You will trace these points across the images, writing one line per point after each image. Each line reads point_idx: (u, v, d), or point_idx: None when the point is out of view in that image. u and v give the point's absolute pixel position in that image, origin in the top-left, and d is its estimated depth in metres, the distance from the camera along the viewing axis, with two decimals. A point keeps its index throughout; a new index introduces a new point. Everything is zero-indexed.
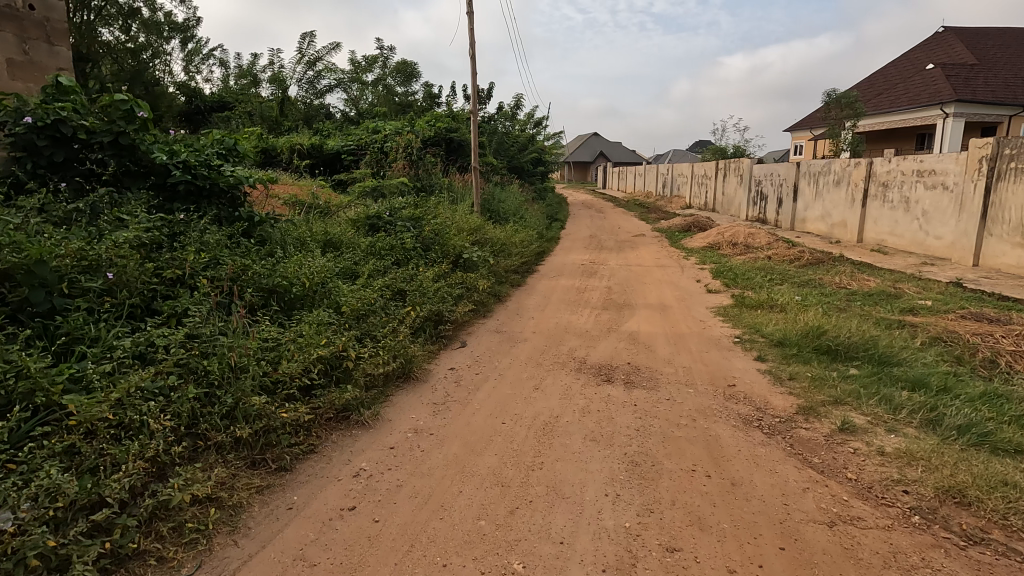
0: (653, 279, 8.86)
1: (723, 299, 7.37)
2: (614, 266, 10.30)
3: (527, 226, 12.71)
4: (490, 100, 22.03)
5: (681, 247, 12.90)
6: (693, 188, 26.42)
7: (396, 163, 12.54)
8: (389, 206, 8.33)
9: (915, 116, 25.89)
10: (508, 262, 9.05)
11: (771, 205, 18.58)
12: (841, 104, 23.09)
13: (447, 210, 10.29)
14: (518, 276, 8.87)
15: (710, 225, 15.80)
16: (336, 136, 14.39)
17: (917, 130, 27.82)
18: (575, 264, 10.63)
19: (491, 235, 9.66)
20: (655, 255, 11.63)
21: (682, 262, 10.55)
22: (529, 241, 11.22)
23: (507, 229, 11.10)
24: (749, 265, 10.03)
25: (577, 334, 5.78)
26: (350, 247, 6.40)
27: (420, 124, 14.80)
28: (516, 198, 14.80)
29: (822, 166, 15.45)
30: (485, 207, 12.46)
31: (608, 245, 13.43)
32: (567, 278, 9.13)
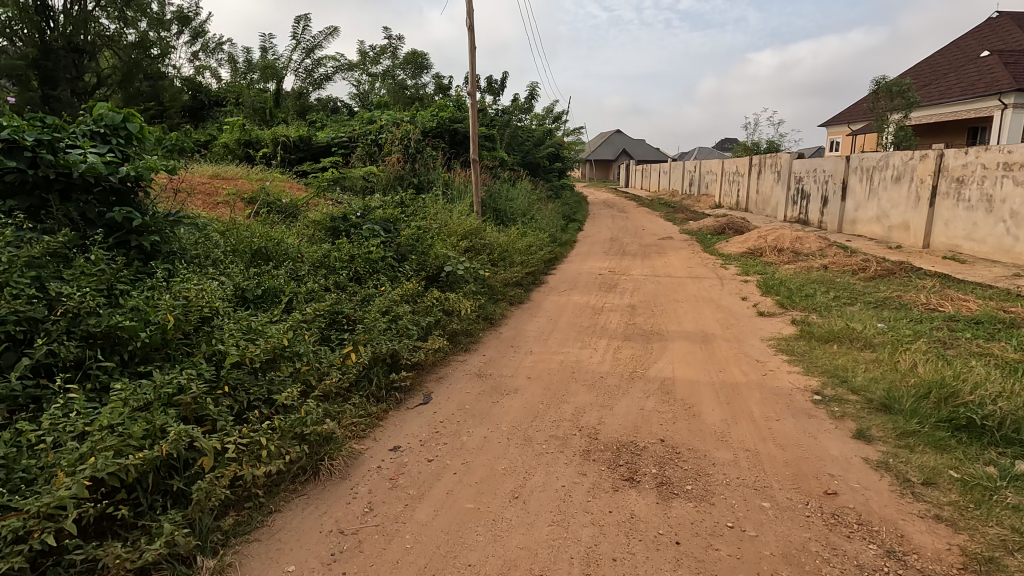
0: (686, 295, 7.23)
1: (779, 324, 5.71)
2: (638, 276, 8.69)
3: (538, 228, 11.16)
4: (503, 91, 20.50)
5: (716, 252, 11.19)
6: (723, 187, 24.49)
7: (390, 157, 11.09)
8: (363, 205, 6.87)
9: (972, 107, 23.49)
10: (509, 273, 7.51)
11: (814, 204, 16.63)
12: (891, 93, 20.90)
13: (441, 210, 8.80)
14: (521, 290, 7.31)
15: (747, 227, 14.01)
16: (330, 128, 13.04)
17: (968, 125, 25.16)
18: (591, 273, 9.04)
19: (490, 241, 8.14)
20: (687, 262, 9.94)
21: (719, 272, 8.86)
22: (538, 245, 9.68)
23: (512, 232, 9.57)
24: (802, 277, 8.28)
25: (588, 381, 4.20)
26: (293, 259, 4.94)
27: (421, 115, 13.36)
28: (527, 197, 13.24)
29: (878, 159, 13.50)
30: (489, 206, 10.97)
31: (630, 250, 11.76)
32: (581, 292, 7.54)
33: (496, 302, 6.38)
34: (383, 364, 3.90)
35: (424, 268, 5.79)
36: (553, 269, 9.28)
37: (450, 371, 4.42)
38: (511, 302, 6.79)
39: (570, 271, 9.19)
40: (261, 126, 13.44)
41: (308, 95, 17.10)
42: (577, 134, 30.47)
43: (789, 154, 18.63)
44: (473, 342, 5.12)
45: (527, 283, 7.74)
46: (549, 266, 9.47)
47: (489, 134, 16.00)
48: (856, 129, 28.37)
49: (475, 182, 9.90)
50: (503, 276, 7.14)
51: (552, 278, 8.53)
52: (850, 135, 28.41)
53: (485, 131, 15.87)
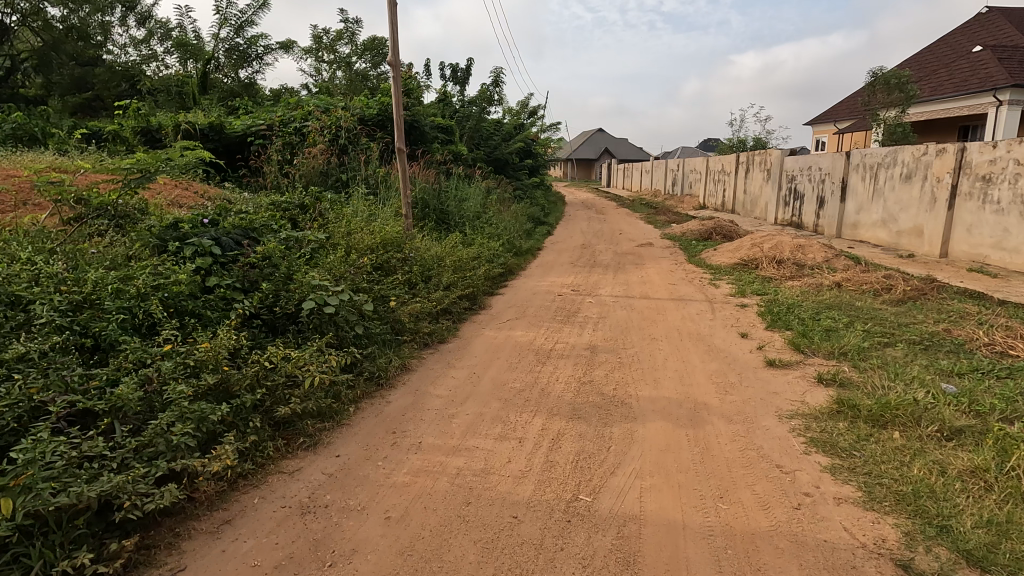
0: (666, 329, 5.41)
1: (800, 386, 3.88)
2: (605, 298, 6.86)
3: (491, 235, 9.31)
4: (468, 81, 18.63)
5: (703, 263, 9.47)
6: (708, 186, 22.89)
7: (311, 148, 9.18)
8: (220, 209, 4.94)
9: (965, 104, 22.07)
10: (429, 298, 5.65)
11: (809, 206, 15.03)
12: (887, 87, 19.23)
13: (356, 215, 6.89)
14: (447, 323, 5.44)
15: (737, 232, 12.29)
16: (250, 114, 11.06)
17: (959, 123, 23.88)
18: (547, 293, 7.21)
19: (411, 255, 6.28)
20: (667, 277, 8.16)
21: (708, 293, 7.06)
22: (485, 257, 7.82)
23: (452, 242, 7.70)
24: (811, 299, 6.55)
25: (488, 532, 2.33)
26: (30, 305, 3.07)
27: (361, 102, 11.44)
28: (483, 197, 11.38)
29: (884, 155, 11.88)
30: (431, 209, 9.11)
31: (601, 260, 9.96)
32: (526, 324, 5.67)
33: (398, 347, 4.51)
34: (72, 527, 2.00)
35: (278, 304, 3.89)
36: (501, 287, 7.44)
37: (253, 504, 2.52)
38: (424, 344, 4.89)
39: (522, 291, 7.32)
40: (171, 110, 11.40)
41: (243, 80, 15.08)
42: (553, 131, 28.73)
43: (780, 151, 16.99)
44: (328, 429, 3.23)
45: (458, 310, 5.87)
46: (499, 283, 7.62)
47: (446, 126, 14.11)
48: (844, 128, 26.98)
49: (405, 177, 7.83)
50: (419, 303, 5.28)
51: (497, 302, 6.67)
52: (838, 134, 27.02)
53: (442, 122, 13.97)
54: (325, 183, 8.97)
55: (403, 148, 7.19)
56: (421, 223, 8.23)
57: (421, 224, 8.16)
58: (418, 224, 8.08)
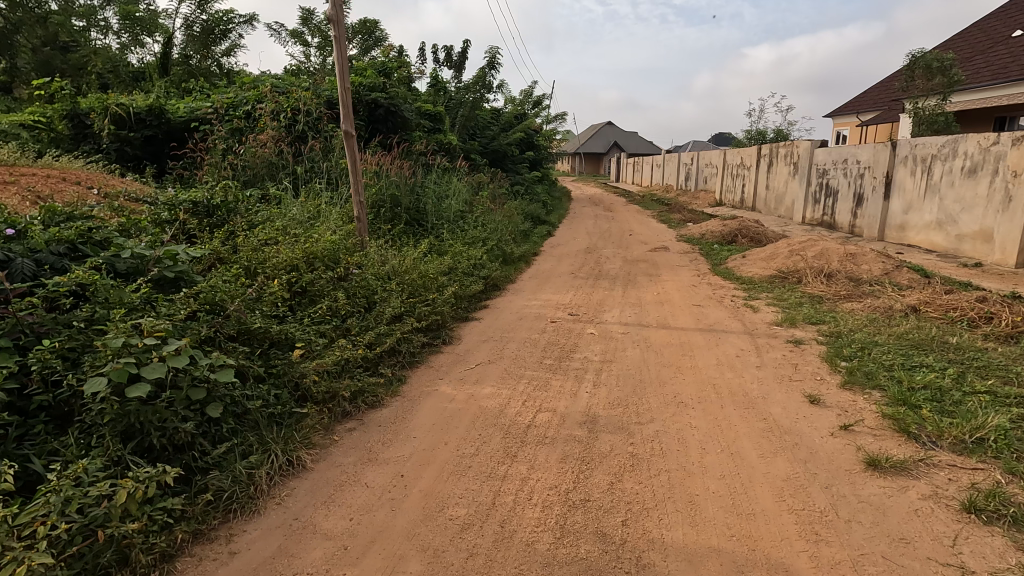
0: (697, 384, 3.82)
1: (945, 526, 2.26)
2: (611, 326, 5.28)
3: (473, 240, 7.73)
4: (462, 66, 16.97)
5: (730, 274, 7.88)
6: (724, 181, 21.14)
7: (260, 135, 7.62)
8: (44, 211, 3.39)
9: (1003, 92, 19.08)
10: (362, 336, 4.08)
11: (844, 204, 13.31)
12: (929, 71, 17.17)
13: (287, 218, 5.33)
14: (386, 374, 3.86)
15: (766, 234, 10.63)
16: (199, 96, 9.47)
17: (997, 113, 20.55)
18: (537, 317, 5.64)
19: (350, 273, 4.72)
20: (689, 294, 6.56)
21: (745, 320, 5.43)
22: (460, 271, 6.26)
23: (419, 252, 6.14)
24: (885, 332, 4.95)
25: None
26: None
27: (330, 82, 9.86)
28: (471, 194, 9.78)
29: (941, 145, 10.15)
30: (401, 210, 7.60)
31: (607, 269, 8.38)
32: (500, 373, 4.08)
33: (292, 430, 2.94)
34: None
35: (62, 376, 2.35)
36: (479, 310, 5.87)
37: None
38: (343, 416, 3.32)
39: (505, 316, 5.75)
40: (113, 91, 9.91)
41: (212, 62, 13.59)
42: (559, 122, 27.07)
43: (808, 142, 15.22)
44: None
45: (409, 351, 4.30)
46: (477, 303, 6.06)
47: (433, 113, 12.49)
48: (867, 120, 25.01)
49: (355, 164, 5.70)
50: (344, 347, 3.71)
51: (469, 332, 5.09)
52: (862, 126, 25.04)
53: (429, 108, 12.36)
54: (275, 176, 7.45)
55: (350, 133, 5.52)
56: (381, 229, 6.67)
57: (382, 231, 6.62)
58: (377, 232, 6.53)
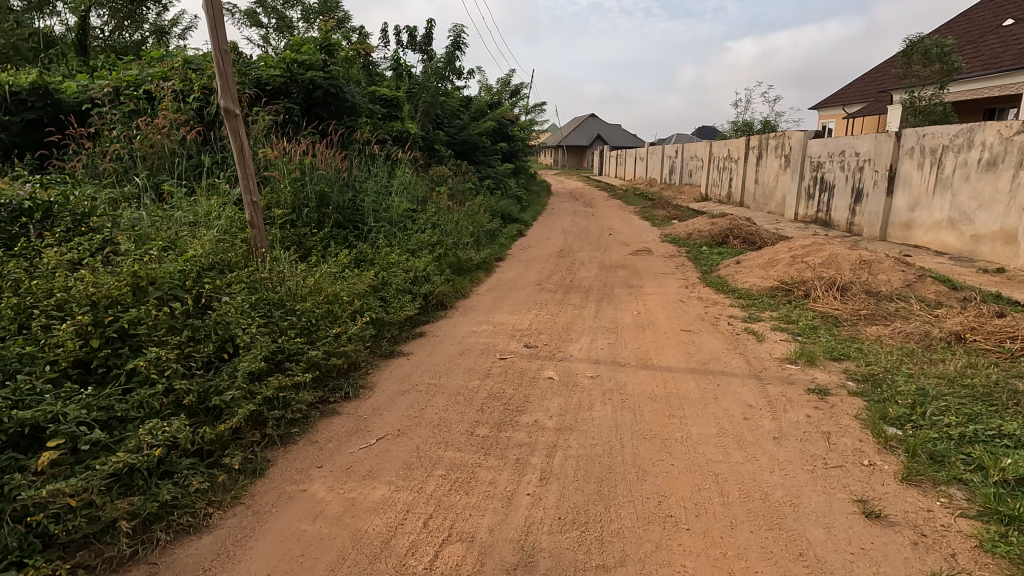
0: (689, 477, 2.60)
1: None
2: (577, 366, 4.05)
3: (418, 247, 6.46)
4: (428, 48, 15.53)
5: (723, 283, 6.71)
6: (710, 174, 20.05)
7: (155, 118, 6.21)
8: None
9: (995, 84, 17.75)
10: (194, 408, 2.78)
11: (841, 200, 12.26)
12: (926, 57, 16.10)
13: (143, 225, 4.00)
14: (219, 471, 2.56)
15: (759, 234, 9.49)
16: (99, 73, 7.96)
17: (985, 104, 19.42)
18: (483, 352, 4.38)
19: (205, 306, 3.38)
20: (677, 315, 5.36)
21: (748, 355, 4.24)
22: (387, 294, 4.97)
23: (332, 270, 4.83)
24: (931, 374, 3.79)
25: None
26: None
27: (259, 59, 8.43)
28: (426, 190, 8.49)
29: (955, 134, 9.07)
30: (327, 213, 6.31)
31: (580, 278, 7.17)
32: (408, 457, 2.81)
33: None
34: None
35: None
36: (411, 342, 4.59)
37: None
38: (112, 566, 2.02)
39: (443, 349, 4.48)
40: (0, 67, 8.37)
41: (140, 39, 11.98)
42: (538, 113, 25.76)
43: (801, 132, 14.10)
44: None
45: (271, 427, 2.99)
46: (410, 330, 4.79)
47: (389, 98, 11.13)
48: (853, 112, 24.18)
49: (245, 152, 4.30)
50: (140, 437, 2.40)
51: (386, 379, 3.82)
52: (848, 118, 24.14)
53: (384, 93, 10.99)
54: (175, 169, 6.07)
55: (232, 111, 4.12)
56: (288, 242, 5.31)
57: (291, 243, 5.32)
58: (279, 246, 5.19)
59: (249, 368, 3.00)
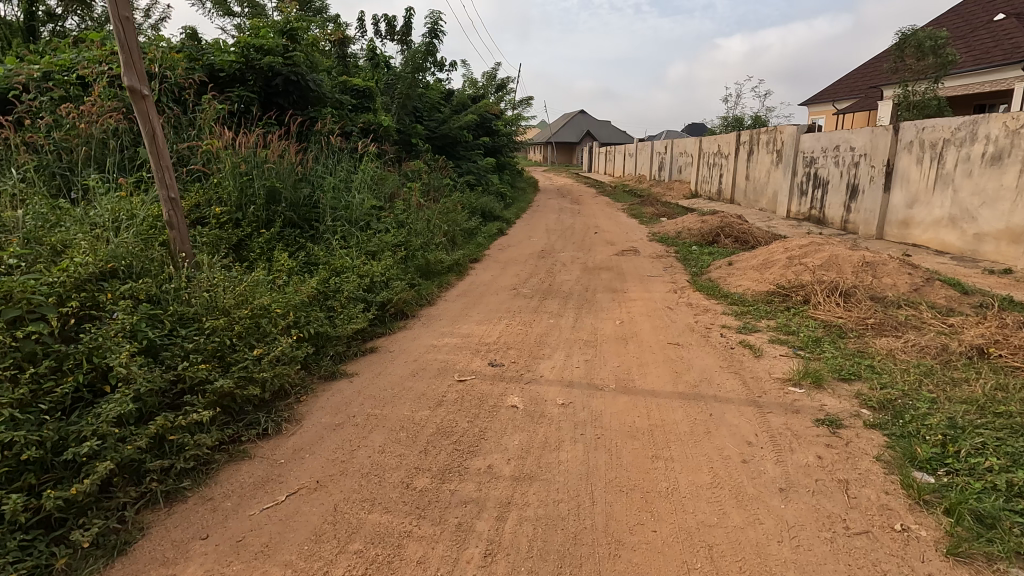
0: (676, 551, 2.04)
1: None
2: (546, 390, 3.46)
3: (379, 250, 5.85)
4: (406, 37, 14.82)
5: (715, 287, 6.17)
6: (700, 170, 19.55)
7: (80, 104, 5.52)
8: None
9: (987, 79, 17.34)
10: (44, 462, 2.16)
11: (835, 197, 11.80)
12: (920, 50, 15.61)
13: (30, 226, 3.36)
14: (61, 551, 1.96)
15: (752, 232, 8.97)
16: (32, 55, 7.21)
17: (976, 100, 19.05)
18: (440, 372, 3.79)
19: (84, 327, 2.76)
20: (664, 325, 4.81)
21: (744, 376, 3.68)
22: (333, 306, 4.37)
23: (267, 281, 4.22)
24: (957, 399, 3.25)
25: None
26: None
27: (211, 43, 7.73)
28: (395, 186, 7.86)
29: (957, 127, 8.60)
30: (276, 212, 5.68)
31: (560, 282, 6.60)
32: (320, 523, 2.21)
33: None
34: None
35: None
36: (358, 362, 3.99)
37: None
38: None
39: (395, 368, 3.89)
40: None
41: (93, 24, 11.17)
42: (524, 108, 25.10)
43: (794, 126, 13.63)
44: None
45: (151, 483, 2.37)
46: (359, 347, 4.18)
47: (361, 89, 10.46)
48: (843, 108, 23.80)
49: (159, 141, 3.67)
50: None
51: (317, 411, 3.21)
52: (838, 114, 23.80)
53: (354, 82, 10.30)
54: (102, 162, 5.40)
55: (139, 92, 3.49)
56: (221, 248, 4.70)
57: (227, 247, 4.69)
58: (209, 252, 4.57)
59: (122, 410, 2.37)
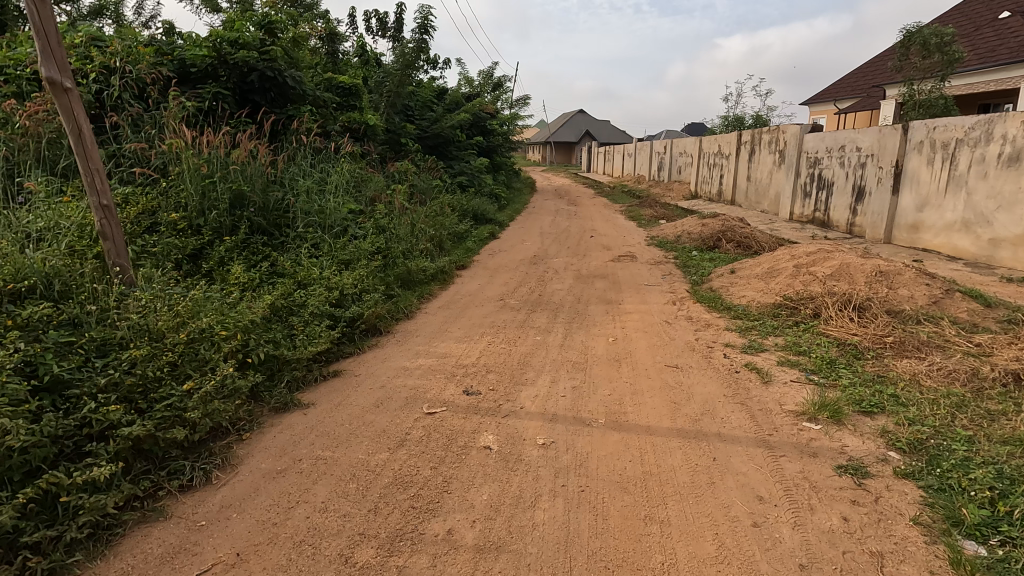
0: None
1: None
2: (525, 426, 3.03)
3: (354, 258, 5.41)
4: (398, 33, 14.35)
5: (717, 298, 5.74)
6: (700, 170, 19.11)
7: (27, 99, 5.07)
8: None
9: (992, 78, 16.81)
10: None
11: (841, 199, 11.36)
12: (925, 48, 14.99)
13: None
14: None
15: (755, 236, 8.53)
16: None
17: (980, 100, 18.57)
18: (407, 403, 3.34)
19: None
20: (662, 343, 4.38)
21: (751, 408, 3.24)
22: (291, 326, 3.91)
23: (218, 297, 3.78)
24: (999, 438, 2.81)
25: None
26: None
27: (182, 36, 7.28)
28: (377, 188, 7.42)
29: (971, 126, 8.16)
30: (241, 218, 5.24)
31: (551, 291, 6.17)
32: None
33: None
34: None
35: None
36: (317, 390, 3.55)
37: None
38: None
39: (357, 397, 3.45)
40: None
41: None
42: (521, 106, 24.64)
43: (797, 126, 13.19)
44: None
45: (26, 561, 1.91)
46: (320, 371, 3.74)
47: (347, 86, 10.01)
48: (845, 107, 23.36)
49: (86, 140, 3.22)
50: None
51: (257, 454, 2.77)
52: (839, 114, 23.38)
53: (339, 79, 9.85)
54: (51, 163, 4.96)
55: (60, 85, 3.05)
56: (172, 259, 4.26)
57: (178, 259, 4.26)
58: (158, 264, 4.12)
59: None
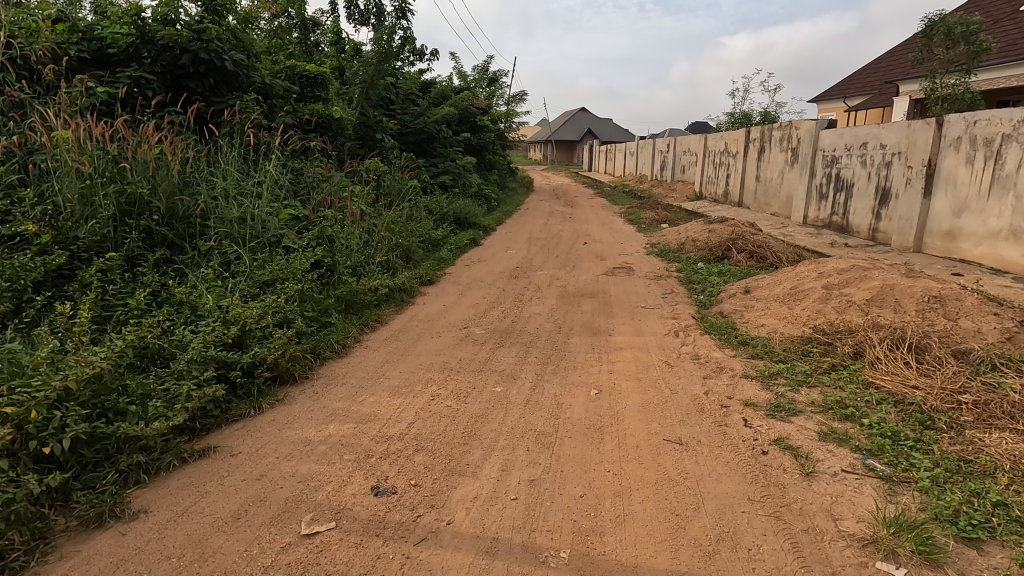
0: None
1: None
2: (445, 567, 1.96)
3: (278, 279, 4.35)
4: (379, 20, 13.23)
5: (731, 327, 4.65)
6: (705, 170, 17.99)
7: None
8: None
9: (1013, 72, 15.63)
10: None
11: (862, 201, 10.26)
12: (949, 37, 13.50)
13: None
14: None
15: (770, 244, 7.43)
16: None
17: (999, 97, 17.39)
18: (283, 512, 2.27)
19: None
20: (660, 401, 3.30)
21: (792, 526, 2.16)
22: (147, 383, 2.86)
23: (40, 347, 2.71)
24: None
25: None
26: None
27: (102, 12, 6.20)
28: (331, 190, 6.36)
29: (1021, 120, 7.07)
30: (133, 230, 4.19)
31: (528, 316, 5.09)
32: None
33: None
34: None
35: None
36: (165, 483, 2.49)
37: None
38: None
39: (216, 499, 2.37)
40: None
41: None
42: (518, 102, 23.52)
43: (812, 122, 12.07)
44: None
45: None
46: (180, 450, 2.67)
47: (312, 75, 8.93)
48: (856, 104, 22.21)
49: None
50: None
51: None
52: (849, 111, 22.18)
53: (302, 66, 8.77)
54: None
55: None
56: (10, 287, 3.20)
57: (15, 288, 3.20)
58: None
59: None
